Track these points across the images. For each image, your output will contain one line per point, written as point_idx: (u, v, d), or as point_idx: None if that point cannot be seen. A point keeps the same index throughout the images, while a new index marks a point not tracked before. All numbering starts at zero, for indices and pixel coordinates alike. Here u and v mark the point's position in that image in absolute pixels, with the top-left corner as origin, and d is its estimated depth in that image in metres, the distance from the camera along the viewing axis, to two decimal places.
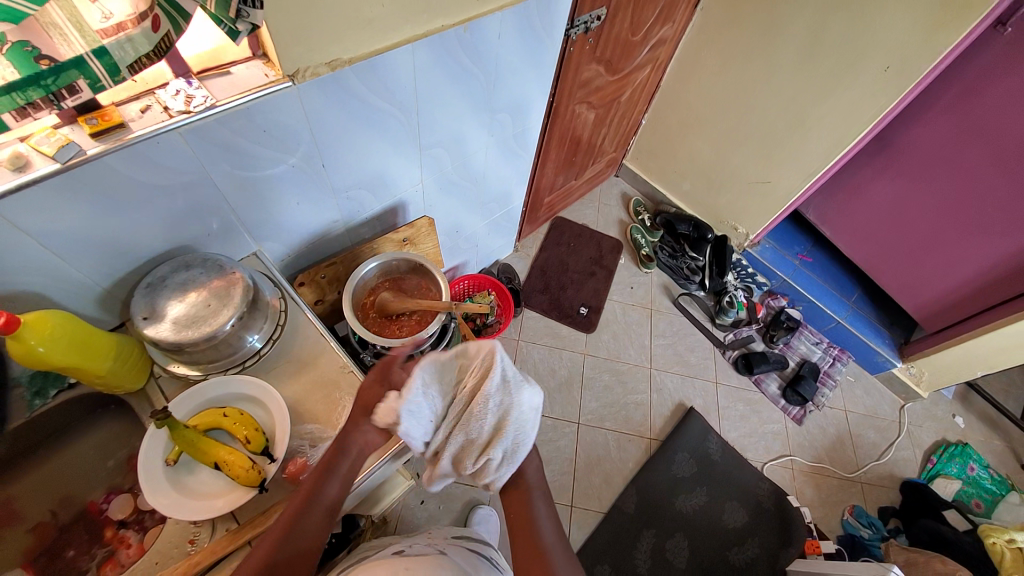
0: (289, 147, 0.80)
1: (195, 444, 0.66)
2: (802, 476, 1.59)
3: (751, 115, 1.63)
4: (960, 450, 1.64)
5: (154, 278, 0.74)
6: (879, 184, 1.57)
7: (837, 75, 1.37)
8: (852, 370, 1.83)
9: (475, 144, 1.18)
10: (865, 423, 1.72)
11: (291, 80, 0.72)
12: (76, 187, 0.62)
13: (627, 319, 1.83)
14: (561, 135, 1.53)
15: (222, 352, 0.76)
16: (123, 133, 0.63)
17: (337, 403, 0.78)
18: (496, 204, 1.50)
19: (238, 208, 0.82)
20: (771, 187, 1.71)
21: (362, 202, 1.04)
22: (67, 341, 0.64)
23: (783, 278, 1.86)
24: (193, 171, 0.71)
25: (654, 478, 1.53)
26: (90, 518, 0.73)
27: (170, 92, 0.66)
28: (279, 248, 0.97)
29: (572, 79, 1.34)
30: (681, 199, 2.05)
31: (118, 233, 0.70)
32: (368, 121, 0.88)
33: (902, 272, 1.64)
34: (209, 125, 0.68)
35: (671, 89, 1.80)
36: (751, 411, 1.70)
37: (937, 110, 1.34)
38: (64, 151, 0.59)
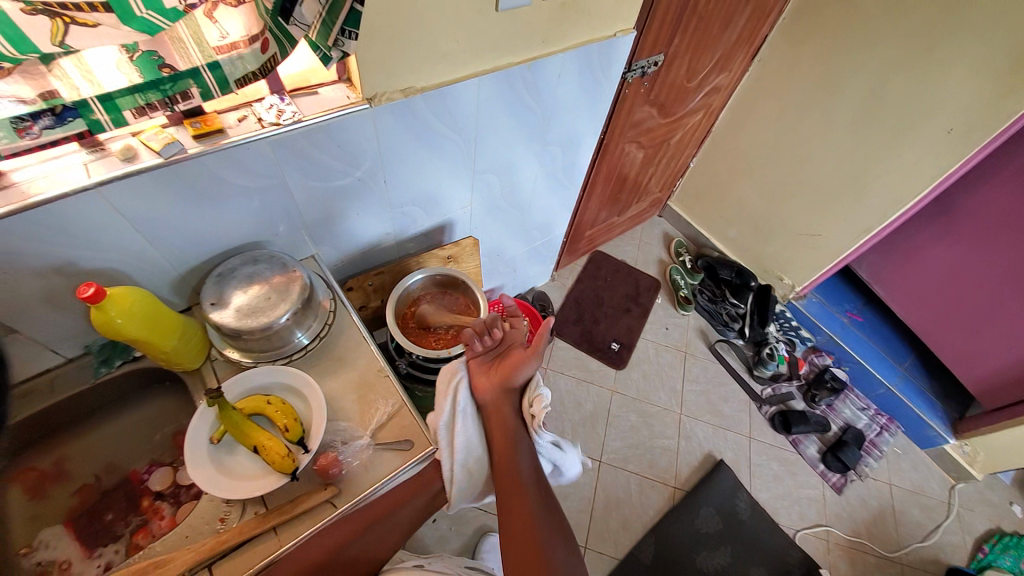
0: (356, 162, 0.87)
1: (239, 425, 0.70)
2: (837, 550, 1.48)
3: (804, 167, 1.62)
4: (1016, 542, 1.48)
5: (224, 269, 0.81)
6: (937, 247, 1.50)
7: (896, 134, 1.36)
8: (901, 442, 1.71)
9: (525, 173, 1.23)
10: (912, 501, 1.59)
11: (368, 103, 0.79)
12: (173, 180, 0.70)
13: (659, 360, 1.80)
14: (609, 172, 1.57)
15: (272, 344, 0.82)
16: (220, 137, 0.71)
17: (370, 404, 0.82)
18: (539, 232, 1.54)
19: (304, 213, 0.89)
20: (821, 240, 1.68)
21: (414, 218, 1.11)
22: (141, 317, 0.71)
23: (829, 335, 1.79)
24: (272, 176, 0.79)
25: (675, 529, 1.46)
26: (131, 486, 0.78)
27: (265, 106, 0.75)
28: (334, 253, 1.03)
29: (625, 119, 1.39)
30: (725, 244, 2.03)
31: (199, 225, 0.77)
32: (430, 145, 0.95)
33: (960, 341, 1.55)
34: (293, 136, 0.75)
35: (723, 136, 1.82)
36: (785, 472, 1.61)
37: (1004, 177, 1.30)
38: (168, 147, 0.67)
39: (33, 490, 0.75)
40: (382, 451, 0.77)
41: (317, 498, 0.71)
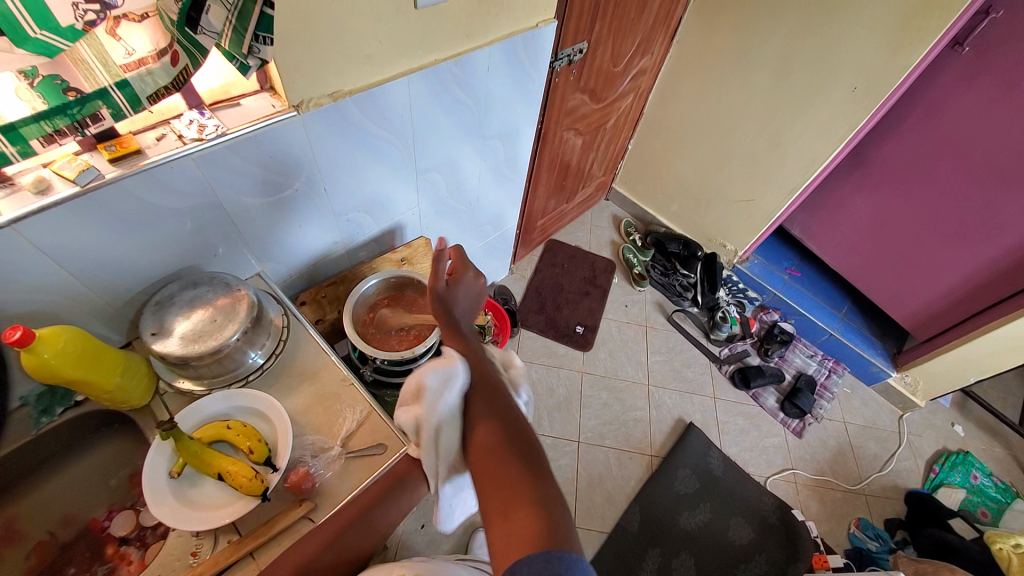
0: (293, 172, 0.86)
1: (198, 454, 0.68)
2: (806, 490, 1.58)
3: (730, 137, 1.71)
4: (962, 458, 1.63)
5: (163, 296, 0.78)
6: (858, 198, 1.63)
7: (807, 97, 1.46)
8: (849, 381, 1.84)
9: (468, 168, 1.24)
10: (865, 434, 1.72)
11: (295, 110, 0.78)
12: (94, 210, 0.66)
13: (622, 336, 1.85)
14: (551, 160, 1.60)
15: (224, 368, 0.79)
16: (139, 159, 0.68)
17: (338, 414, 0.80)
18: (490, 227, 1.55)
19: (243, 230, 0.86)
20: (754, 204, 1.78)
21: (361, 224, 1.09)
22: (77, 356, 0.67)
23: (773, 292, 1.90)
24: (202, 194, 0.76)
25: (657, 495, 1.52)
26: (92, 536, 0.73)
27: (184, 122, 0.72)
28: (281, 269, 1.01)
29: (559, 107, 1.42)
30: (669, 219, 2.12)
31: (131, 253, 0.74)
32: (368, 148, 0.94)
33: (889, 282, 1.68)
34: (220, 151, 0.73)
35: (655, 116, 1.89)
36: (750, 425, 1.70)
37: (908, 125, 1.42)
38: (83, 174, 0.64)
39: None
40: (355, 459, 0.76)
41: (293, 516, 0.69)
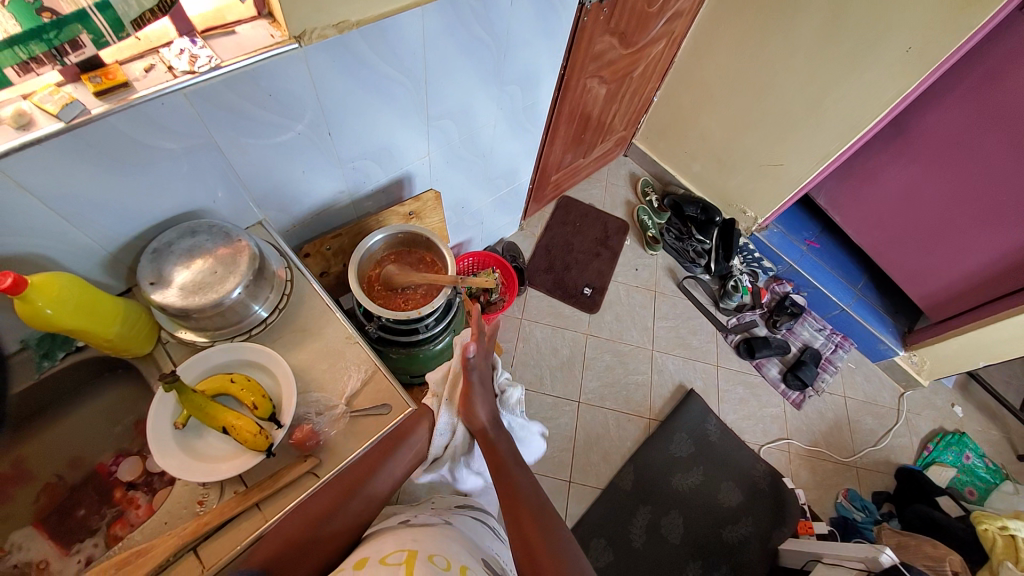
0: (295, 114, 0.79)
1: (202, 408, 0.67)
2: (798, 459, 1.61)
3: (765, 94, 1.59)
4: (956, 438, 1.65)
5: (159, 245, 0.74)
6: (893, 169, 1.54)
7: (855, 54, 1.34)
8: (854, 357, 1.84)
9: (483, 116, 1.16)
10: (863, 410, 1.73)
11: (297, 41, 0.70)
12: (83, 149, 0.61)
13: (631, 301, 1.83)
14: (571, 110, 1.49)
15: (228, 320, 0.76)
16: (127, 93, 0.61)
17: (342, 373, 0.79)
18: (503, 180, 1.48)
19: (244, 175, 0.81)
20: (783, 169, 1.68)
21: (368, 173, 1.03)
22: (73, 304, 0.65)
23: (789, 263, 1.85)
24: (197, 135, 0.70)
25: (652, 457, 1.55)
26: (99, 480, 0.74)
27: (174, 51, 0.65)
28: (284, 218, 0.96)
29: (585, 52, 1.30)
30: (689, 180, 2.02)
31: (123, 196, 0.69)
32: (376, 89, 0.87)
33: (910, 259, 1.62)
34: (214, 86, 0.66)
35: (685, 67, 1.75)
36: (750, 394, 1.71)
37: (958, 92, 1.31)
38: (67, 109, 0.58)
39: None
40: (359, 417, 0.75)
41: (296, 471, 0.69)
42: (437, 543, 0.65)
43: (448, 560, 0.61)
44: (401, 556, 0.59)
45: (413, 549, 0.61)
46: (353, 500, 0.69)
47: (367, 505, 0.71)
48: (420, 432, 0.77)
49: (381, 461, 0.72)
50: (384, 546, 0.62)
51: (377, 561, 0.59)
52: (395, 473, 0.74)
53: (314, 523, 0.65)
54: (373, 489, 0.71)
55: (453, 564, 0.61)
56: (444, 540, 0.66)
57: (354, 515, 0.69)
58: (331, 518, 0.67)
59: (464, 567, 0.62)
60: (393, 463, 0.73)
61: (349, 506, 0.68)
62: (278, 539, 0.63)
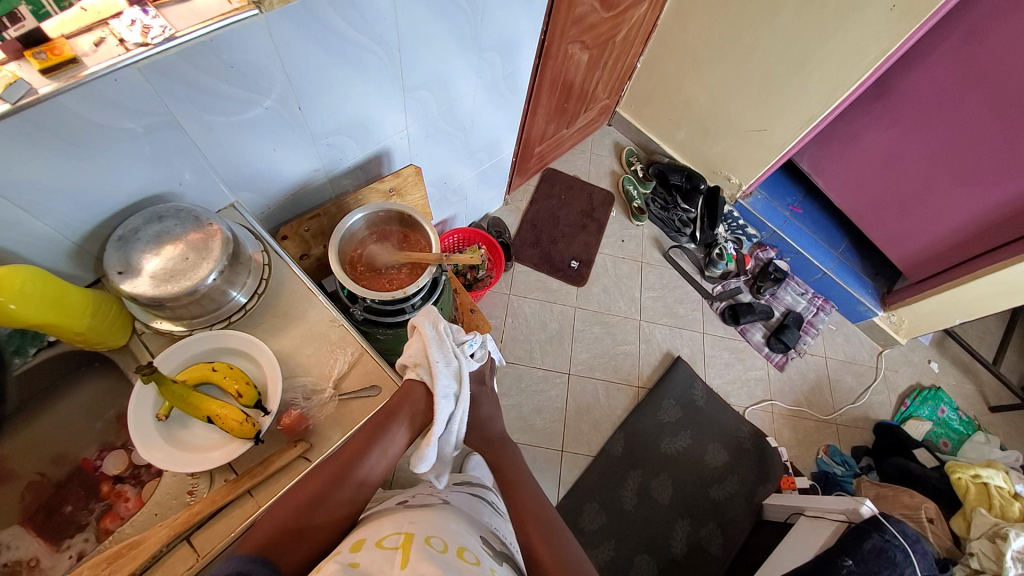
0: (262, 88, 0.75)
1: (185, 398, 0.65)
2: (781, 419, 1.66)
3: (749, 57, 1.56)
4: (932, 393, 1.71)
5: (126, 231, 0.70)
6: (875, 131, 1.53)
7: (840, 13, 1.31)
8: (834, 319, 1.88)
9: (462, 86, 1.11)
10: (844, 369, 1.78)
11: (256, 8, 0.65)
12: (33, 132, 0.57)
13: (617, 271, 1.83)
14: (553, 78, 1.45)
15: (204, 308, 0.74)
16: (77, 70, 0.57)
17: (329, 356, 0.77)
18: (485, 153, 1.45)
19: (211, 155, 0.78)
20: (766, 134, 1.67)
21: (343, 149, 1.00)
22: (38, 298, 0.62)
23: (773, 229, 1.86)
24: (157, 112, 0.66)
25: (643, 423, 1.58)
26: (85, 475, 0.72)
27: (125, 23, 0.59)
28: (257, 200, 0.93)
29: (566, 15, 1.25)
30: (673, 148, 2.00)
31: (82, 181, 0.65)
32: (346, 59, 0.82)
33: (891, 221, 1.64)
34: (170, 59, 0.62)
35: (668, 30, 1.71)
36: (736, 358, 1.75)
37: (940, 52, 1.30)
38: (12, 89, 0.54)
39: None
40: (348, 400, 0.74)
41: (288, 456, 0.68)
42: (434, 525, 0.65)
43: (446, 542, 0.61)
44: (397, 540, 0.59)
45: (410, 532, 0.61)
46: (343, 485, 0.66)
47: (358, 492, 0.67)
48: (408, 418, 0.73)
49: (368, 443, 0.69)
50: (381, 529, 0.62)
51: (373, 544, 0.59)
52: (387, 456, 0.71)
53: (305, 509, 0.62)
54: (365, 473, 0.68)
55: (450, 546, 0.61)
56: (441, 521, 0.67)
57: (346, 503, 0.66)
58: (319, 506, 0.63)
59: (462, 548, 0.62)
60: (383, 445, 0.70)
61: (339, 493, 0.65)
62: (270, 526, 0.59)
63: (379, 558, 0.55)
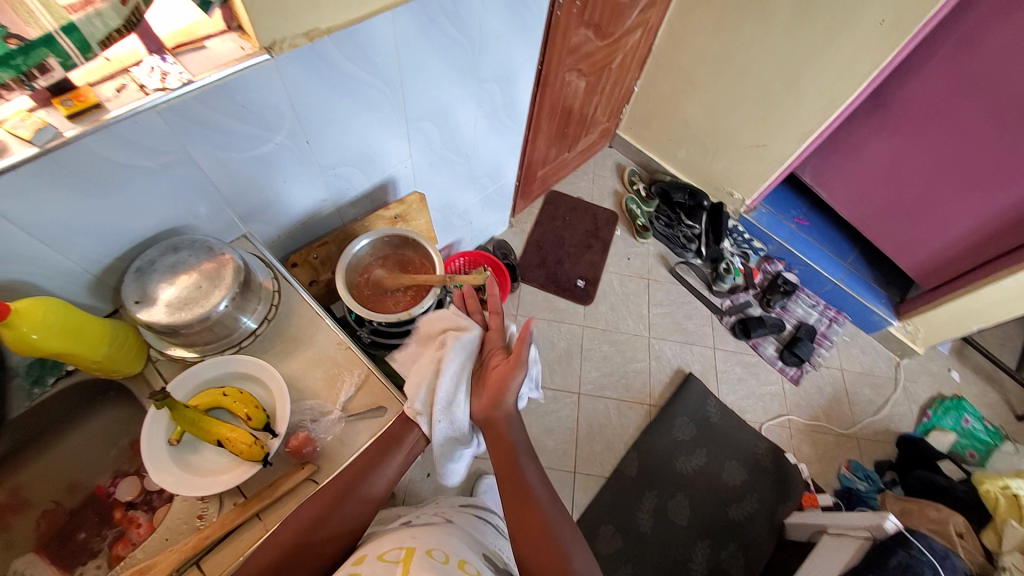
0: (272, 125, 0.79)
1: (196, 423, 0.67)
2: (800, 434, 1.62)
3: (744, 75, 1.60)
4: (955, 403, 1.65)
5: (143, 263, 0.74)
6: (876, 142, 1.54)
7: (830, 30, 1.34)
8: (849, 330, 1.84)
9: (463, 115, 1.16)
10: (862, 381, 1.74)
11: (267, 53, 0.70)
12: (58, 172, 0.61)
13: (624, 289, 1.83)
14: (552, 105, 1.50)
15: (217, 334, 0.77)
16: (100, 114, 0.62)
17: (336, 377, 0.79)
18: (488, 178, 1.49)
19: (225, 190, 0.82)
20: (766, 149, 1.69)
21: (350, 179, 1.04)
22: (60, 328, 0.65)
23: (779, 241, 1.85)
24: (172, 151, 0.70)
25: (656, 442, 1.55)
26: (99, 502, 0.74)
27: (144, 70, 0.65)
28: (268, 230, 0.97)
29: (561, 45, 1.30)
30: (675, 166, 2.03)
31: (101, 217, 0.69)
32: (352, 95, 0.87)
33: (898, 230, 1.63)
34: (186, 102, 0.66)
35: (663, 53, 1.76)
36: (749, 373, 1.72)
37: (934, 63, 1.32)
38: (41, 133, 0.58)
39: None
40: (354, 421, 0.75)
41: (295, 479, 0.69)
42: (436, 540, 0.65)
43: (447, 554, 0.61)
44: (399, 553, 0.59)
45: (411, 546, 0.61)
46: (346, 504, 0.70)
47: (362, 508, 0.72)
48: (410, 436, 0.75)
49: (373, 463, 0.72)
50: (382, 544, 0.62)
51: (374, 559, 0.59)
52: (389, 475, 0.74)
53: (309, 528, 0.67)
54: (367, 492, 0.72)
55: (451, 558, 0.61)
56: (443, 537, 0.67)
57: (347, 520, 0.71)
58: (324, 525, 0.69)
59: (463, 560, 0.62)
60: (385, 466, 0.73)
61: (343, 510, 0.70)
62: (275, 547, 0.65)
63: (380, 569, 0.56)
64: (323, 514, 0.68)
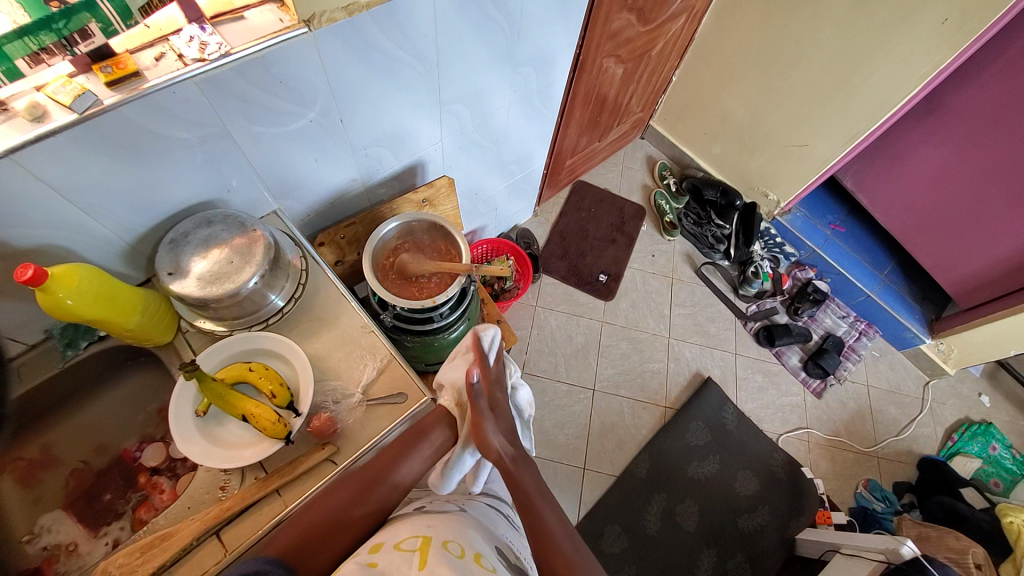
0: (307, 101, 0.78)
1: (222, 396, 0.68)
2: (817, 449, 1.58)
3: (790, 72, 1.53)
4: (983, 429, 1.60)
5: (177, 234, 0.74)
6: (925, 150, 1.46)
7: (888, 29, 1.27)
8: (877, 345, 1.78)
9: (497, 99, 1.13)
10: (887, 399, 1.69)
11: (306, 26, 0.68)
12: (97, 139, 0.61)
13: (647, 287, 1.80)
14: (587, 91, 1.45)
15: (245, 309, 0.77)
16: (138, 82, 0.61)
17: (358, 360, 0.79)
18: (517, 165, 1.46)
19: (257, 165, 0.81)
20: (808, 151, 1.62)
21: (381, 160, 1.03)
22: (93, 295, 0.66)
23: (813, 248, 1.79)
24: (210, 123, 0.70)
25: (669, 444, 1.54)
26: (124, 465, 0.76)
27: (183, 39, 0.63)
28: (297, 207, 0.96)
29: (602, 30, 1.25)
30: (709, 163, 1.97)
31: (138, 187, 0.69)
32: (387, 73, 0.85)
33: (941, 244, 1.55)
34: (223, 73, 0.65)
35: (706, 44, 1.69)
36: (769, 382, 1.68)
37: (996, 68, 1.24)
38: (80, 100, 0.58)
39: (21, 479, 0.73)
40: (375, 406, 0.75)
41: (315, 459, 0.70)
42: (452, 531, 0.65)
43: (463, 547, 0.61)
44: (415, 543, 0.59)
45: (428, 536, 0.61)
46: (376, 488, 0.68)
47: (390, 493, 0.69)
48: (442, 429, 0.74)
49: (403, 452, 0.70)
50: (400, 532, 0.62)
51: (391, 547, 0.59)
52: (422, 464, 0.72)
53: (341, 509, 0.65)
54: (397, 479, 0.70)
55: (467, 551, 0.61)
56: (459, 528, 0.66)
57: (374, 505, 0.68)
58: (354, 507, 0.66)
59: (478, 555, 0.61)
60: (418, 455, 0.71)
61: (373, 495, 0.67)
62: (307, 524, 0.62)
63: (397, 560, 0.56)
64: (353, 497, 0.66)
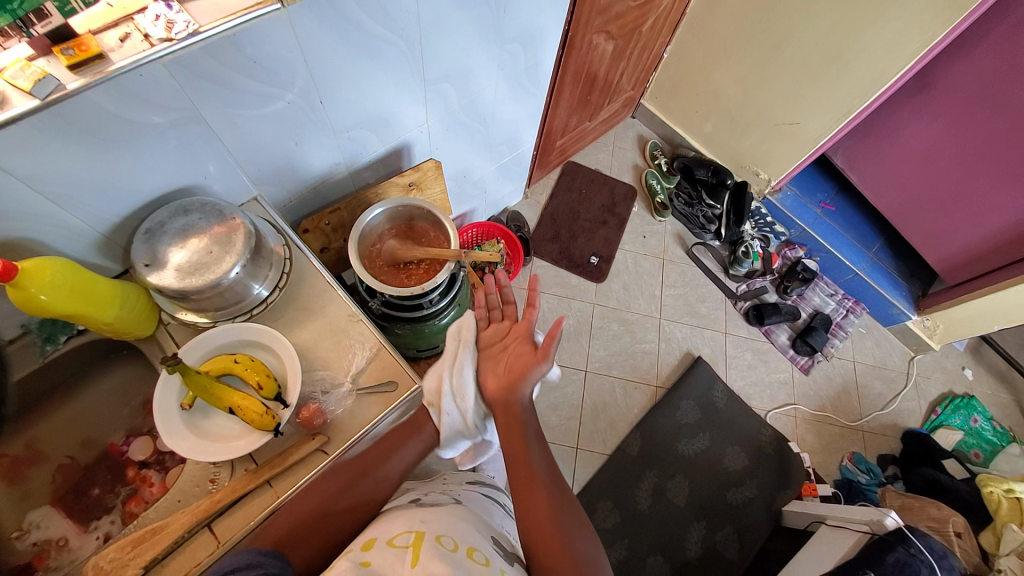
0: (284, 82, 0.75)
1: (208, 389, 0.67)
2: (804, 424, 1.61)
3: (783, 48, 1.50)
4: (965, 402, 1.64)
5: (153, 224, 0.72)
6: (915, 127, 1.45)
7: (882, 3, 1.24)
8: (865, 322, 1.81)
9: (484, 78, 1.10)
10: (873, 374, 1.72)
11: (279, 2, 0.65)
12: (63, 127, 0.58)
13: (638, 268, 1.79)
14: (577, 69, 1.42)
15: (228, 300, 0.75)
16: (103, 65, 0.58)
17: (346, 350, 0.78)
18: (505, 146, 1.43)
19: (235, 150, 0.78)
20: (799, 128, 1.61)
21: (365, 143, 1.00)
22: (68, 289, 0.64)
23: (802, 227, 1.79)
24: (182, 107, 0.67)
25: (660, 422, 1.56)
26: (112, 459, 0.75)
27: (148, 18, 0.59)
28: (279, 192, 0.93)
29: (591, 6, 1.21)
30: (700, 141, 1.95)
31: (109, 176, 0.66)
32: (367, 53, 0.82)
33: (928, 222, 1.56)
34: (193, 54, 0.62)
35: (697, 19, 1.65)
36: (758, 360, 1.70)
37: (988, 44, 1.22)
38: (41, 85, 0.55)
39: (7, 475, 0.72)
40: (364, 396, 0.75)
41: (305, 449, 0.69)
42: (446, 525, 0.65)
43: (456, 541, 0.61)
44: (408, 538, 0.60)
45: (422, 530, 0.62)
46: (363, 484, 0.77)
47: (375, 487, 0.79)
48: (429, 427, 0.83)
49: (394, 447, 0.80)
50: (392, 529, 0.63)
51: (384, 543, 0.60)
52: (405, 461, 0.82)
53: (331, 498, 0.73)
54: (383, 473, 0.79)
55: (460, 545, 0.61)
56: (452, 521, 0.67)
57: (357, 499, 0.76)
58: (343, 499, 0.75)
59: (472, 548, 0.62)
60: (403, 452, 0.81)
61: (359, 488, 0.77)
62: (301, 509, 0.69)
63: (390, 557, 0.57)
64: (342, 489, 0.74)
